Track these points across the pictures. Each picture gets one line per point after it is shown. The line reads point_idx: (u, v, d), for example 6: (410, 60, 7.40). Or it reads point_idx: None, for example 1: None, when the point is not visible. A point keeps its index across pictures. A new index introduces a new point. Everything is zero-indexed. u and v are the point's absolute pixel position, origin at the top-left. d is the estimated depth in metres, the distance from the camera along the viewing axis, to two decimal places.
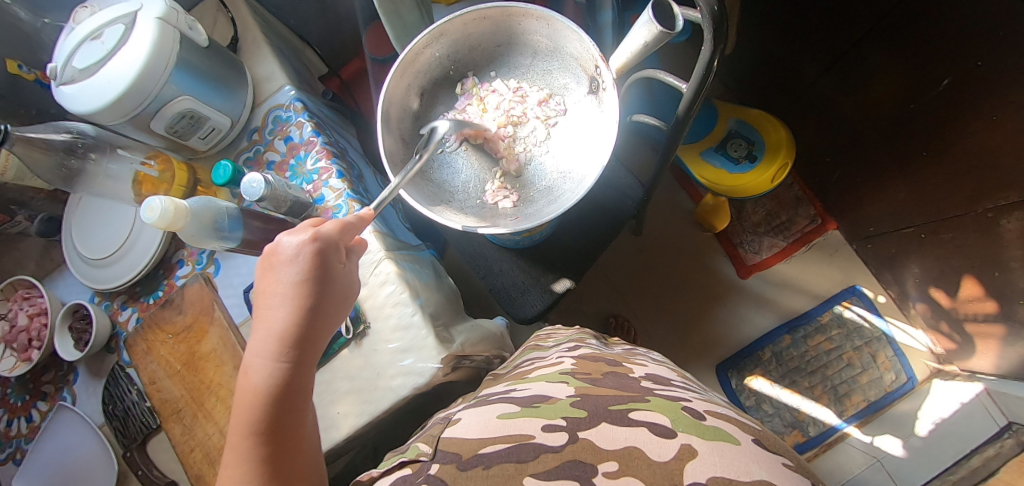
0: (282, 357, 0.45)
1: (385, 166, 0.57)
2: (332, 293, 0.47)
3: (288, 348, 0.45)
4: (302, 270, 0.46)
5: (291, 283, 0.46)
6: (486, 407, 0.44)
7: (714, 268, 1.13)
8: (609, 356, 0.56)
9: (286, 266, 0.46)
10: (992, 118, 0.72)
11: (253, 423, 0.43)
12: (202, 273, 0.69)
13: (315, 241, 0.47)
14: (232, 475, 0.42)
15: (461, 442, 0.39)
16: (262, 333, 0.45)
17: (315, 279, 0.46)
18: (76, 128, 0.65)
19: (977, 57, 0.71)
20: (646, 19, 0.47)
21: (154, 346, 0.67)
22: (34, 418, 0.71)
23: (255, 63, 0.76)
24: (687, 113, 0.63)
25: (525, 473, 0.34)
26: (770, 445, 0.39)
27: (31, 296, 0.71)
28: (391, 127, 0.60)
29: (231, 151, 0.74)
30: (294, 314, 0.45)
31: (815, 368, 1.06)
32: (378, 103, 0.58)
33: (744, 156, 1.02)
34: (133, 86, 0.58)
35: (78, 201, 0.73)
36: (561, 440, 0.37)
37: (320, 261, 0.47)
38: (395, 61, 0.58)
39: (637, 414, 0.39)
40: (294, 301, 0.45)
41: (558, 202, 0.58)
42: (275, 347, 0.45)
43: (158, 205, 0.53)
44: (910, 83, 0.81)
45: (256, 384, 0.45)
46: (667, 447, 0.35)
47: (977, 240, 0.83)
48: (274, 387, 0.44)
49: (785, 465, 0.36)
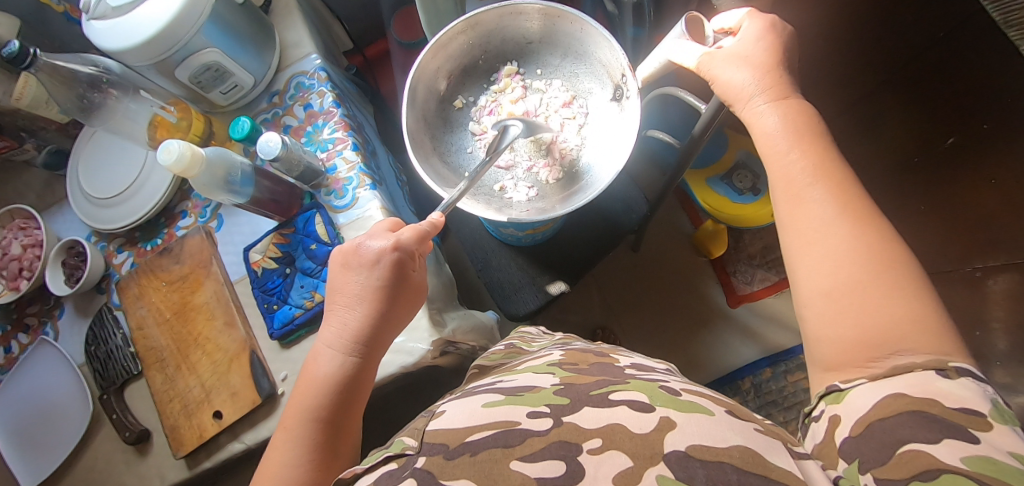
0: (353, 351, 0.49)
1: (406, 143, 0.58)
2: (400, 299, 0.52)
3: (360, 345, 0.49)
4: (381, 276, 0.50)
5: (371, 286, 0.50)
6: (472, 398, 0.44)
7: (705, 293, 1.15)
8: (596, 348, 0.56)
9: (365, 270, 0.50)
10: (993, 181, 0.79)
11: (318, 406, 0.46)
12: (204, 226, 0.68)
13: (395, 249, 0.51)
14: (288, 450, 0.45)
15: (448, 432, 0.38)
16: (337, 326, 0.50)
17: (390, 286, 0.51)
18: (102, 62, 0.65)
19: (984, 119, 0.80)
20: (679, 32, 0.53)
21: (147, 292, 0.67)
22: (13, 349, 0.71)
23: (284, 28, 0.76)
24: (702, 134, 0.64)
25: (512, 457, 0.35)
26: (741, 414, 0.40)
27: (28, 227, 0.71)
28: (417, 106, 0.61)
29: (249, 110, 0.74)
30: (372, 314, 0.50)
31: (791, 404, 1.04)
32: (407, 80, 0.59)
33: (749, 187, 1.03)
34: (166, 30, 0.58)
35: (89, 138, 0.73)
36: (546, 424, 0.37)
37: (396, 272, 0.51)
38: (430, 41, 0.58)
39: (617, 395, 0.40)
40: (368, 304, 0.50)
41: (571, 201, 0.58)
42: (346, 341, 0.49)
43: (176, 148, 0.54)
44: (924, 138, 0.88)
45: (325, 369, 0.48)
46: (646, 420, 0.36)
47: (964, 299, 0.86)
48: (343, 373, 0.48)
49: (756, 430, 0.37)
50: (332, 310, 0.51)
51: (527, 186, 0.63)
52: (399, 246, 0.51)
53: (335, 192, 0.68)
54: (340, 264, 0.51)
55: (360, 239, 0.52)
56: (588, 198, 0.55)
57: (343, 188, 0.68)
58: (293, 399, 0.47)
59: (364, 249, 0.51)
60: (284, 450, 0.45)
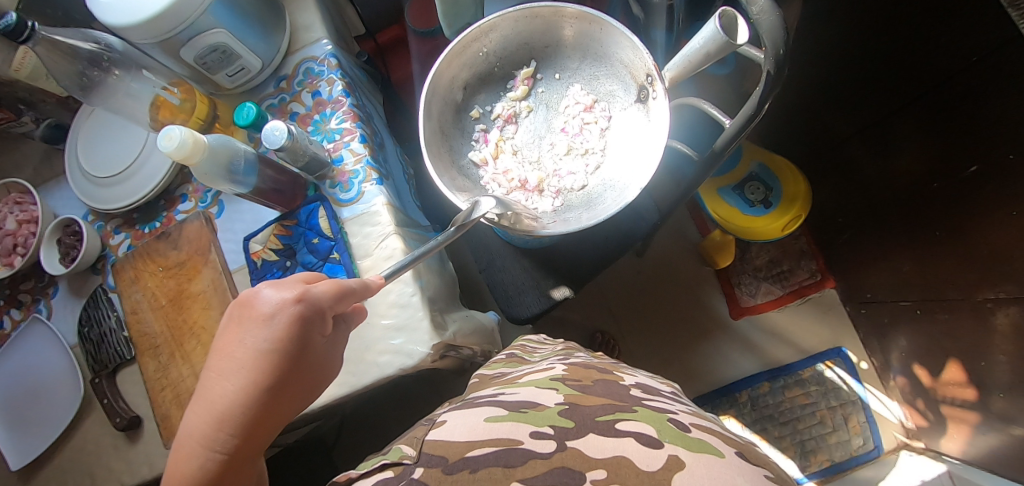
0: (234, 435, 0.41)
1: (424, 155, 0.57)
2: (299, 372, 0.43)
3: (229, 433, 0.41)
4: (272, 339, 0.41)
5: (259, 352, 0.41)
6: (473, 410, 0.43)
7: (708, 303, 1.14)
8: (598, 364, 0.55)
9: (258, 326, 0.42)
10: (1010, 214, 0.71)
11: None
12: (204, 211, 0.67)
13: (298, 303, 0.42)
14: None
15: (447, 445, 0.37)
16: (208, 402, 0.41)
17: (286, 352, 0.42)
18: (104, 39, 0.62)
19: (1010, 149, 0.70)
20: (713, 28, 0.46)
21: (142, 276, 0.65)
22: (6, 325, 0.70)
23: (295, 9, 0.73)
24: (723, 150, 0.62)
25: (513, 478, 0.33)
26: (754, 457, 0.39)
27: (23, 202, 0.70)
28: (433, 118, 0.59)
29: (255, 95, 0.72)
30: (249, 393, 0.41)
31: (787, 420, 1.06)
32: (423, 91, 0.57)
33: (760, 200, 1.01)
34: (172, 8, 0.55)
35: (88, 114, 0.71)
36: (551, 447, 0.36)
37: (299, 334, 0.42)
38: (443, 51, 0.57)
39: (624, 425, 0.38)
40: (251, 376, 0.41)
41: (597, 211, 0.57)
42: (224, 427, 0.40)
43: (177, 135, 0.52)
44: (937, 161, 0.81)
45: (186, 467, 0.40)
46: (653, 457, 0.34)
47: (972, 326, 0.82)
48: (222, 465, 0.40)
49: (768, 477, 0.36)
50: (208, 378, 0.42)
51: (551, 196, 0.62)
52: (306, 296, 0.43)
53: (341, 185, 0.66)
54: (231, 318, 0.43)
55: (260, 284, 0.44)
56: (616, 208, 0.53)
57: (349, 181, 0.66)
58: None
59: (261, 299, 0.43)
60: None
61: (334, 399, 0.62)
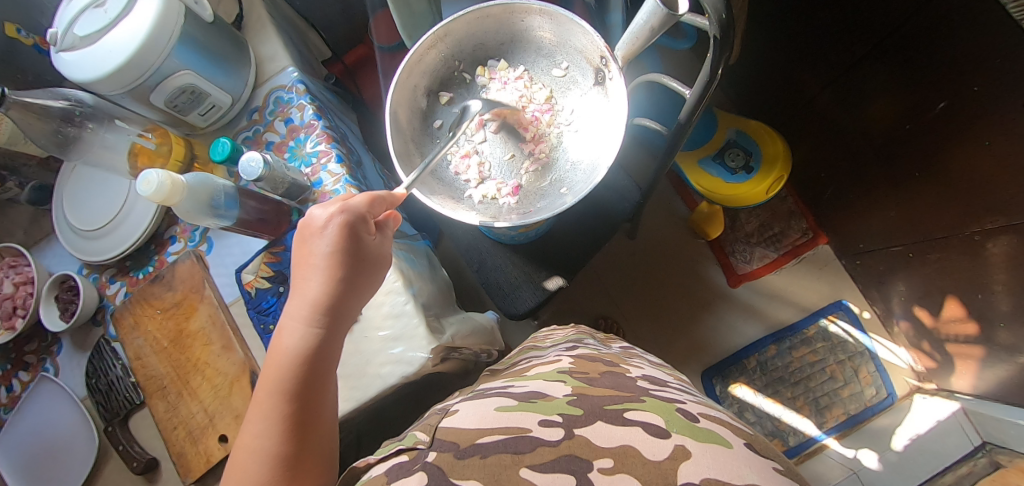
0: (314, 324, 0.47)
1: (396, 166, 0.57)
2: (363, 265, 0.49)
3: (319, 316, 0.47)
4: (333, 242, 0.47)
5: (323, 254, 0.47)
6: (484, 400, 0.44)
7: (704, 275, 1.14)
8: (605, 357, 0.55)
9: (319, 237, 0.48)
10: (984, 143, 0.72)
11: (282, 385, 0.45)
12: (194, 250, 0.68)
13: (344, 213, 0.48)
14: (260, 428, 0.43)
15: (458, 432, 0.38)
16: (296, 299, 0.48)
17: (346, 253, 0.48)
18: (74, 95, 0.64)
19: (974, 82, 0.70)
20: (653, 4, 0.45)
21: (142, 321, 0.66)
22: (15, 388, 0.71)
23: (258, 42, 0.75)
24: (689, 119, 0.62)
25: (522, 464, 0.34)
26: (762, 449, 0.39)
27: (18, 264, 0.71)
28: (401, 128, 0.60)
29: (230, 129, 0.73)
30: (329, 281, 0.47)
31: (798, 379, 1.07)
32: (387, 104, 0.58)
33: (741, 166, 1.02)
34: (134, 57, 0.57)
35: (71, 170, 0.73)
36: (558, 435, 0.37)
37: (351, 233, 0.48)
38: (401, 62, 0.58)
39: (633, 414, 0.39)
40: (325, 271, 0.47)
41: (571, 194, 0.58)
42: (307, 313, 0.47)
43: (155, 178, 0.52)
44: (908, 104, 0.80)
45: (288, 346, 0.46)
46: (660, 446, 0.35)
47: (965, 262, 0.82)
48: (305, 350, 0.46)
49: (775, 470, 0.36)
50: (294, 283, 0.48)
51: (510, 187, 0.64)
52: (347, 209, 0.49)
53: None
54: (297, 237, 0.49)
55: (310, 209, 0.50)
56: (588, 189, 0.54)
57: (331, 202, 0.67)
58: (262, 383, 0.46)
59: (317, 215, 0.49)
60: (262, 420, 0.44)
61: (342, 414, 0.63)
